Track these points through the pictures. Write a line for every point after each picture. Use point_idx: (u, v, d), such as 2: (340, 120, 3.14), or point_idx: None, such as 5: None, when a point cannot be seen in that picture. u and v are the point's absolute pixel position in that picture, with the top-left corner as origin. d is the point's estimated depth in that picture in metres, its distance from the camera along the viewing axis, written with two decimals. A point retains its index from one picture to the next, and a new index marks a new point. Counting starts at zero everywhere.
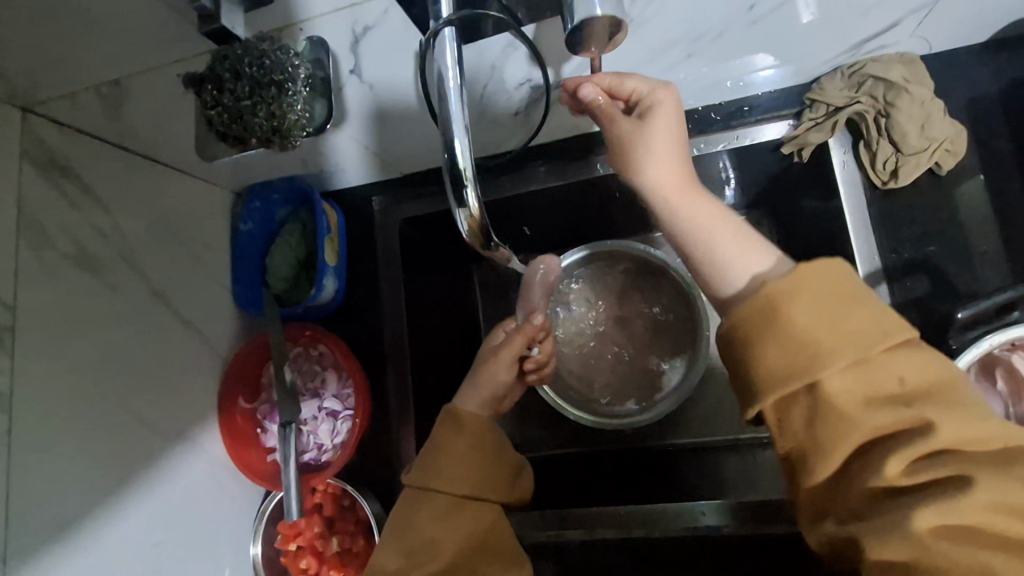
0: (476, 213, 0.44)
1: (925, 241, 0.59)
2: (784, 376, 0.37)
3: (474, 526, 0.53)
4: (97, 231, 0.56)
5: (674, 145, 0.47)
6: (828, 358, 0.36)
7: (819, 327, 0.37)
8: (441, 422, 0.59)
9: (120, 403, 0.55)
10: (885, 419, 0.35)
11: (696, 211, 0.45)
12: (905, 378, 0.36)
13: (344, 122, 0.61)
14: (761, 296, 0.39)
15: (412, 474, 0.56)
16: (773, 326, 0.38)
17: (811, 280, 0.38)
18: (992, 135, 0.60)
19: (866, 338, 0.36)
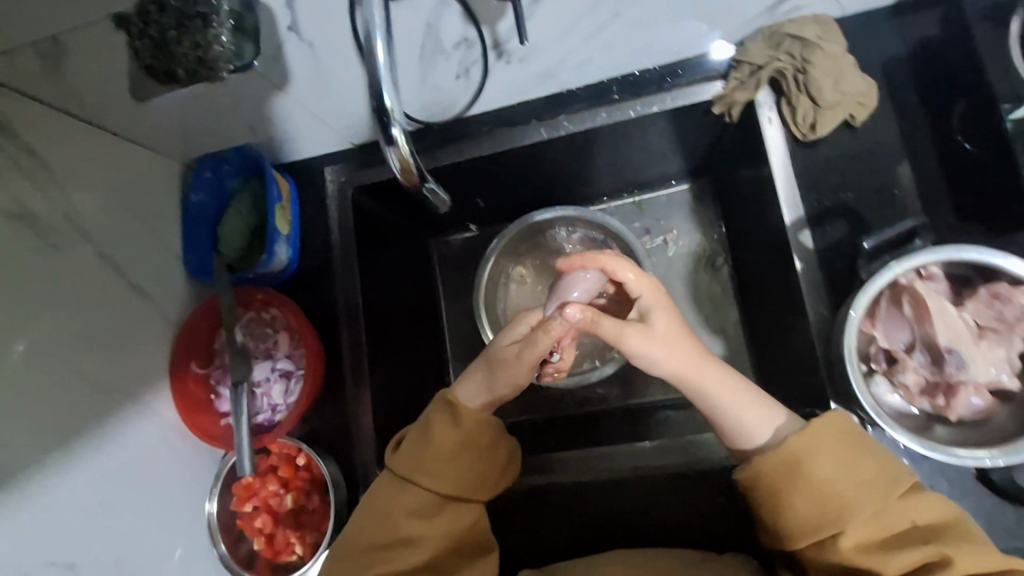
0: (404, 155, 0.48)
1: (843, 186, 0.63)
2: (815, 521, 0.51)
3: (450, 525, 0.60)
4: (41, 190, 0.56)
5: (679, 338, 0.58)
6: (849, 506, 0.51)
7: (839, 483, 0.52)
8: (436, 413, 0.63)
9: (66, 359, 0.56)
10: (905, 556, 0.48)
11: (718, 380, 0.57)
12: (917, 520, 0.50)
13: (288, 85, 0.63)
14: (787, 457, 0.53)
15: (399, 461, 0.62)
16: (803, 482, 0.52)
17: (828, 445, 0.53)
18: (900, 87, 0.64)
19: (877, 491, 0.51)
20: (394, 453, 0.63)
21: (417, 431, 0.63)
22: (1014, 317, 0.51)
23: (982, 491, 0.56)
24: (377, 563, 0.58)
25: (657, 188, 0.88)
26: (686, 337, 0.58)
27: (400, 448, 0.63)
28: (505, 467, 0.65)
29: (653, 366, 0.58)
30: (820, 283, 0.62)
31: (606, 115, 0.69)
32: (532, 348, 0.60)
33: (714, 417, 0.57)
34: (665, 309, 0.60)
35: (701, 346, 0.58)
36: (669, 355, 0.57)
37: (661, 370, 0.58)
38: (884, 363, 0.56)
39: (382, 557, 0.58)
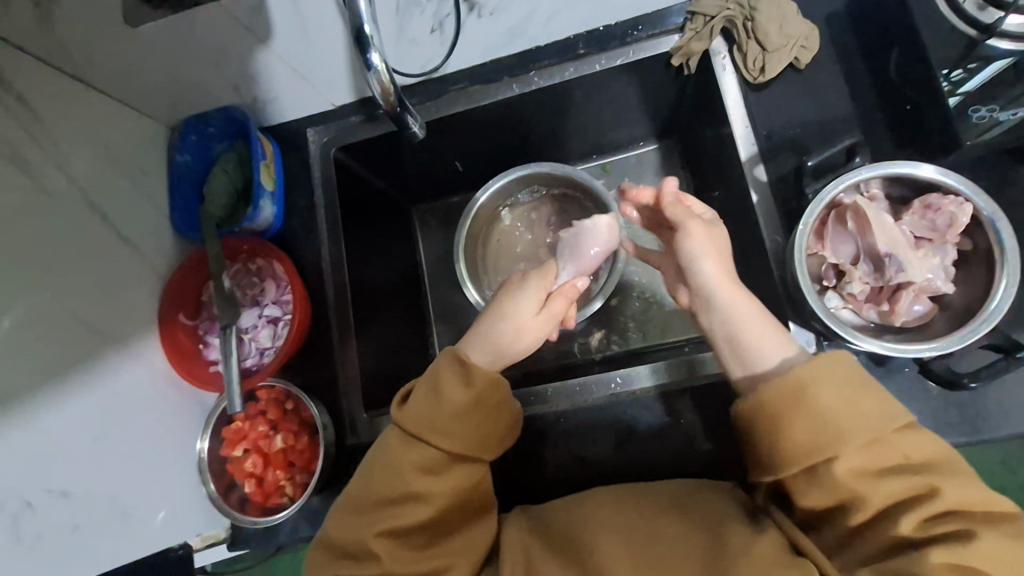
0: (384, 77, 0.55)
1: (794, 124, 0.68)
2: (809, 447, 0.50)
3: (457, 485, 0.57)
4: (35, 140, 0.56)
5: (722, 257, 0.62)
6: (848, 435, 0.49)
7: (839, 410, 0.50)
8: (446, 366, 0.59)
9: (63, 302, 0.57)
10: (896, 487, 0.48)
11: (745, 298, 0.59)
12: (911, 454, 0.49)
13: (271, 39, 0.68)
14: (788, 384, 0.51)
15: (410, 419, 0.57)
16: (800, 408, 0.51)
17: (826, 372, 0.51)
18: (839, 32, 0.69)
19: (878, 423, 0.49)
20: (403, 409, 0.58)
21: (424, 388, 0.59)
22: (945, 225, 0.56)
23: (927, 393, 0.60)
24: (384, 518, 0.55)
25: (627, 148, 0.92)
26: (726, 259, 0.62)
27: (408, 404, 0.58)
28: (511, 428, 0.61)
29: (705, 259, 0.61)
30: (775, 214, 0.67)
31: (573, 69, 0.74)
32: (550, 309, 0.63)
33: (743, 323, 0.58)
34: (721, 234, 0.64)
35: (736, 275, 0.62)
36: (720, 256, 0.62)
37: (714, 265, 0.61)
38: (834, 279, 0.60)
39: (386, 514, 0.55)
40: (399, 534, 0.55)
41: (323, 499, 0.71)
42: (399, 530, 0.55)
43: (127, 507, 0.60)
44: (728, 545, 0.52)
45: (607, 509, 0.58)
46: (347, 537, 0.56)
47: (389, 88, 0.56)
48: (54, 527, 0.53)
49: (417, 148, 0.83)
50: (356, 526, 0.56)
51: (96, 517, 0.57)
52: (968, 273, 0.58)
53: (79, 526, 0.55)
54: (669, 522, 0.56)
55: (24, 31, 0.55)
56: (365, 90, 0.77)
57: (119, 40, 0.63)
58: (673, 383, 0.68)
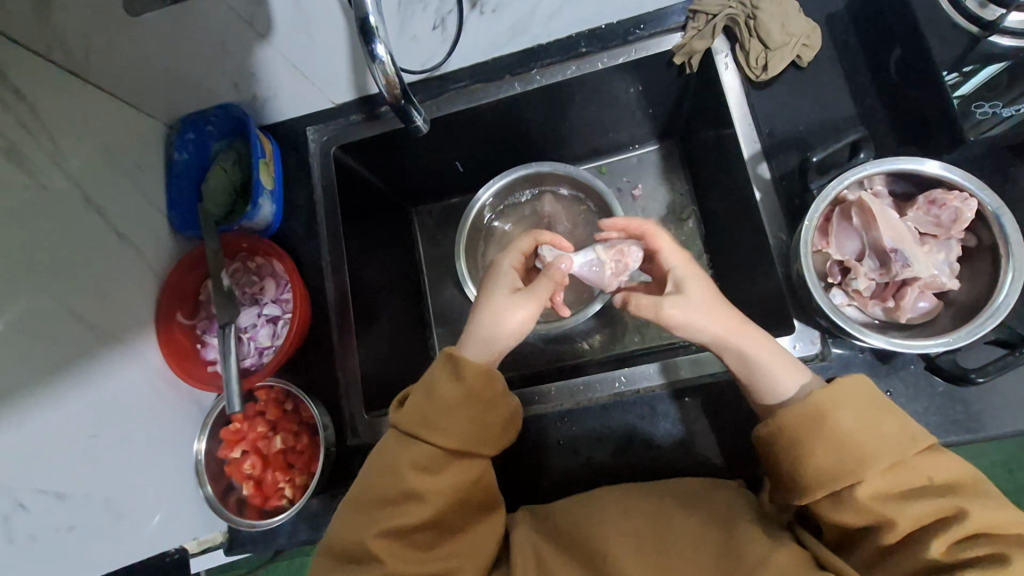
0: (389, 69, 0.55)
1: (797, 122, 0.68)
2: (831, 472, 0.50)
3: (457, 482, 0.56)
4: (32, 134, 0.55)
5: (711, 306, 0.58)
6: (870, 458, 0.49)
7: (861, 433, 0.50)
8: (439, 368, 0.58)
9: (59, 300, 0.56)
10: (923, 509, 0.48)
11: (755, 344, 0.56)
12: (934, 476, 0.49)
13: (272, 34, 0.67)
14: (808, 408, 0.52)
15: (404, 417, 0.57)
16: (824, 433, 0.51)
17: (846, 395, 0.52)
18: (840, 31, 0.69)
19: (902, 446, 0.50)
20: (400, 411, 0.58)
21: (418, 387, 0.58)
22: (950, 221, 0.56)
23: (932, 389, 0.60)
24: (385, 519, 0.54)
25: (627, 149, 0.92)
26: (717, 303, 0.58)
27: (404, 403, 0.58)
28: (511, 422, 0.60)
29: (699, 322, 0.57)
30: (778, 211, 0.67)
31: (576, 67, 0.74)
32: (502, 321, 0.59)
33: (754, 375, 0.56)
34: (696, 279, 0.60)
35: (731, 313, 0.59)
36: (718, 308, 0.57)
37: (711, 326, 0.57)
38: (839, 275, 0.60)
39: (387, 513, 0.54)
40: (401, 537, 0.54)
41: (322, 502, 0.69)
42: (403, 532, 0.54)
43: (123, 509, 0.59)
44: (745, 553, 0.51)
45: (632, 515, 0.56)
46: (350, 537, 0.55)
47: (395, 83, 0.57)
48: (49, 530, 0.52)
49: (417, 147, 0.82)
50: (358, 527, 0.55)
51: (93, 520, 0.56)
52: (972, 269, 0.58)
53: (73, 528, 0.54)
54: (688, 521, 0.55)
55: (22, 22, 0.54)
56: (366, 88, 0.77)
57: (119, 35, 0.62)
58: (669, 388, 0.68)
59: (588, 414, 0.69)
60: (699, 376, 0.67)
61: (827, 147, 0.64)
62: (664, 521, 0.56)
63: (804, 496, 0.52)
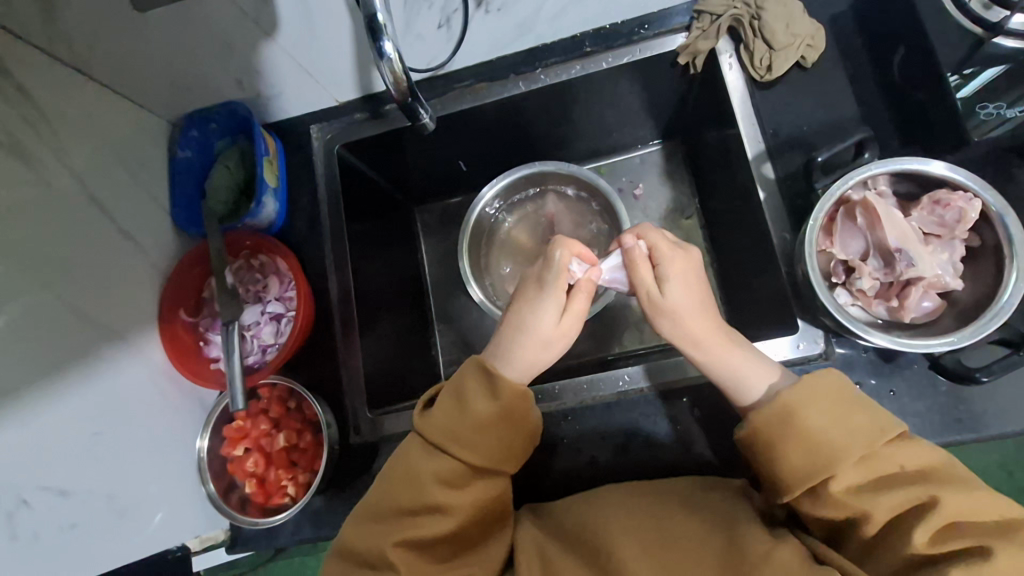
0: (397, 67, 0.55)
1: (800, 122, 0.68)
2: (804, 469, 0.50)
3: (480, 497, 0.56)
4: (36, 129, 0.55)
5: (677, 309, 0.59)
6: (840, 453, 0.49)
7: (830, 429, 0.51)
8: (474, 382, 0.57)
9: (63, 296, 0.55)
10: (896, 499, 0.48)
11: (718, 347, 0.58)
12: (906, 464, 0.49)
13: (276, 31, 0.67)
14: (773, 409, 0.52)
15: (434, 430, 0.56)
16: (794, 431, 0.51)
17: (810, 392, 0.52)
18: (844, 33, 0.69)
19: (871, 438, 0.50)
20: (427, 420, 0.57)
21: (449, 398, 0.58)
22: (954, 221, 0.57)
23: (935, 389, 0.60)
24: (404, 529, 0.54)
25: (629, 149, 0.92)
26: (685, 305, 0.59)
27: (432, 412, 0.57)
28: (535, 440, 0.60)
29: (674, 318, 0.59)
30: (782, 210, 0.67)
31: (580, 66, 0.74)
32: (541, 352, 0.60)
33: (716, 373, 0.58)
34: (668, 278, 0.60)
35: (704, 313, 0.59)
36: (692, 308, 0.59)
37: (680, 324, 0.59)
38: (843, 275, 0.61)
39: (406, 524, 0.54)
40: (417, 548, 0.54)
41: (324, 500, 0.69)
42: (418, 542, 0.54)
43: (126, 507, 0.59)
44: (749, 551, 0.51)
45: (615, 510, 0.57)
46: (365, 545, 0.55)
47: (402, 79, 0.57)
48: (51, 527, 0.52)
49: (421, 146, 0.82)
50: (375, 534, 0.55)
51: (94, 517, 0.56)
52: (976, 270, 0.58)
53: (77, 525, 0.54)
54: (682, 519, 0.55)
55: (26, 16, 0.54)
56: (371, 86, 0.77)
57: (124, 31, 0.62)
58: (656, 388, 0.68)
59: (581, 411, 0.70)
60: (682, 378, 0.68)
61: (830, 146, 0.64)
62: (647, 515, 0.56)
63: (782, 495, 0.52)
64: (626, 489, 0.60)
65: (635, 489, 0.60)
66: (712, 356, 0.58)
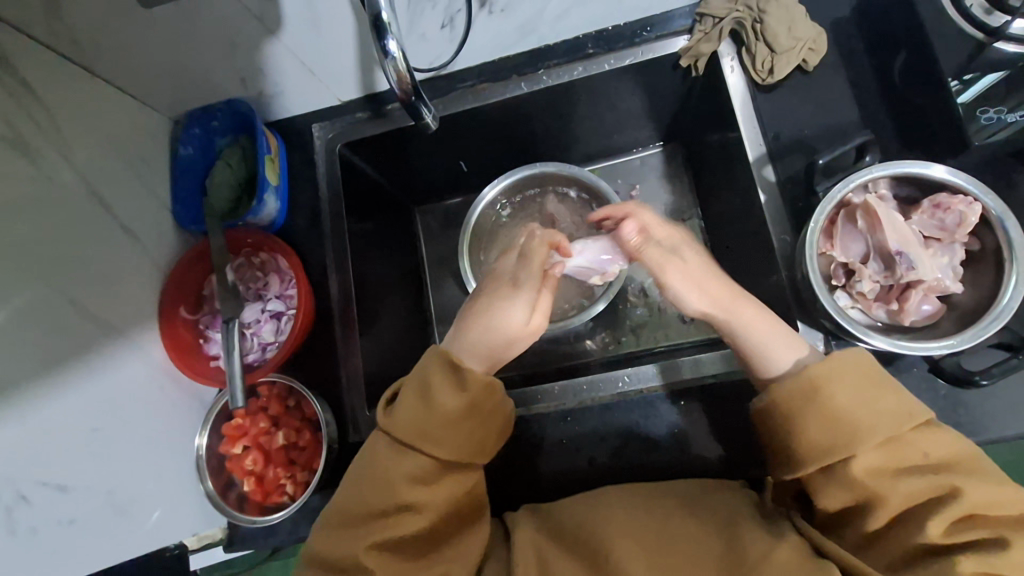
0: (401, 66, 0.55)
1: (802, 126, 0.68)
2: (825, 445, 0.50)
3: (454, 491, 0.56)
4: (37, 124, 0.54)
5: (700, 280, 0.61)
6: (865, 432, 0.49)
7: (857, 408, 0.50)
8: (436, 376, 0.57)
9: (62, 291, 0.55)
10: (916, 488, 0.48)
11: (751, 317, 0.58)
12: (929, 453, 0.49)
13: (282, 29, 0.67)
14: (801, 381, 0.52)
15: (400, 428, 0.56)
16: (819, 407, 0.51)
17: (840, 369, 0.52)
18: (846, 37, 0.70)
19: (897, 421, 0.49)
20: (393, 418, 0.57)
21: (413, 397, 0.57)
22: (954, 225, 0.57)
23: (935, 392, 0.60)
24: (379, 530, 0.54)
25: (629, 151, 0.93)
26: (706, 275, 0.61)
27: (397, 410, 0.57)
28: (503, 433, 0.60)
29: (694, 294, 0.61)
30: (782, 212, 0.67)
31: (583, 68, 0.74)
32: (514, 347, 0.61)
33: (748, 345, 0.57)
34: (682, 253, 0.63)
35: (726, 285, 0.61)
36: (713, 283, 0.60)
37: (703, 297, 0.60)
38: (843, 278, 0.61)
39: (378, 526, 0.54)
40: (392, 547, 0.53)
41: (322, 498, 0.69)
42: (394, 543, 0.53)
43: (124, 503, 0.59)
44: (748, 552, 0.51)
45: (620, 509, 0.57)
46: (337, 549, 0.54)
47: (406, 78, 0.57)
48: (50, 522, 0.52)
49: (422, 146, 0.82)
50: (349, 540, 0.54)
51: (94, 513, 0.56)
52: (976, 274, 0.59)
53: (75, 521, 0.54)
54: (683, 519, 0.55)
55: (30, 12, 0.54)
56: (373, 86, 0.77)
57: (127, 27, 0.62)
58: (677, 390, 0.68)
59: (594, 410, 0.69)
60: (700, 377, 0.67)
61: (833, 149, 0.64)
62: (647, 516, 0.56)
63: (797, 468, 0.52)
64: (624, 489, 0.60)
65: (628, 488, 0.60)
66: (743, 326, 0.57)
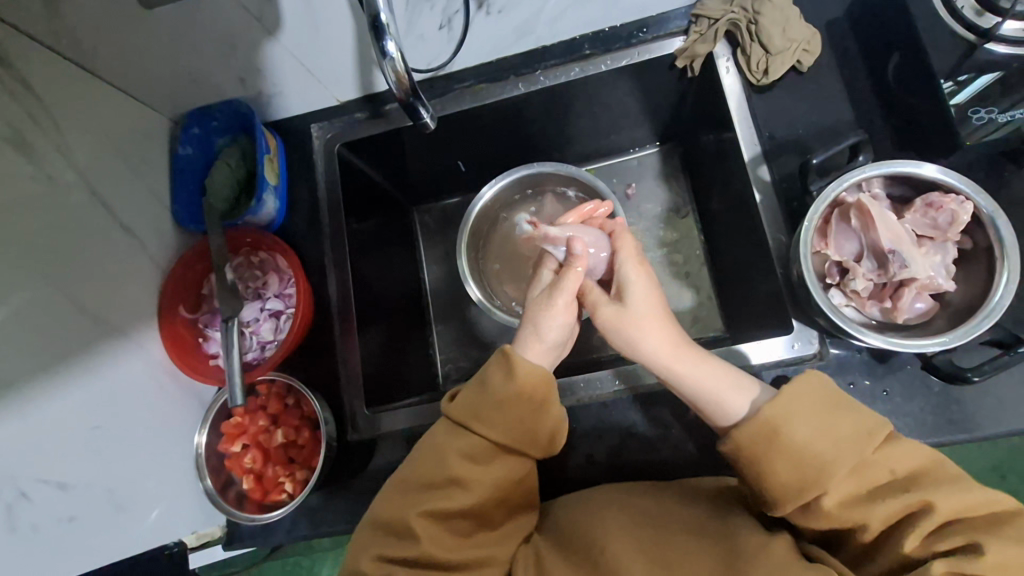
0: (399, 65, 0.56)
1: (797, 126, 0.69)
2: (795, 486, 0.50)
3: (500, 477, 0.56)
4: (38, 125, 0.55)
5: (650, 318, 0.58)
6: (828, 467, 0.49)
7: (812, 443, 0.50)
8: (495, 362, 0.58)
9: (61, 290, 0.55)
10: (890, 507, 0.48)
11: (701, 368, 0.57)
12: (896, 470, 0.50)
13: (281, 30, 0.68)
14: (757, 426, 0.52)
15: (458, 408, 0.58)
16: (775, 448, 0.51)
17: (791, 409, 0.52)
18: (840, 38, 0.70)
19: (857, 446, 0.50)
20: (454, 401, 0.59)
21: (473, 382, 0.59)
22: (946, 223, 0.58)
23: (928, 389, 0.61)
24: (429, 500, 0.55)
25: (626, 152, 0.93)
26: (660, 312, 0.59)
27: (460, 394, 0.59)
28: (556, 433, 0.59)
29: (633, 348, 0.59)
30: (778, 210, 0.68)
31: (579, 69, 0.75)
32: (541, 355, 0.60)
33: (702, 396, 0.56)
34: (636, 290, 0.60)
35: (676, 329, 0.59)
36: (652, 346, 0.57)
37: (643, 353, 0.58)
38: (838, 276, 0.61)
39: (429, 496, 0.55)
40: (443, 519, 0.54)
41: (321, 496, 0.69)
42: (442, 514, 0.54)
43: (124, 500, 0.59)
44: (743, 548, 0.51)
45: (605, 513, 0.57)
46: (391, 514, 0.55)
47: (405, 79, 0.58)
48: (49, 520, 0.52)
49: (419, 146, 0.83)
50: (401, 504, 0.55)
51: (92, 511, 0.56)
52: (968, 272, 0.59)
53: (74, 518, 0.54)
54: (671, 527, 0.55)
55: (31, 12, 0.54)
56: (372, 87, 0.78)
57: (127, 28, 0.63)
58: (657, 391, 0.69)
59: (592, 408, 0.70)
60: None
61: (827, 149, 0.65)
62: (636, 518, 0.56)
63: (772, 510, 0.52)
64: (608, 493, 0.60)
65: (612, 493, 0.60)
66: (695, 377, 0.56)
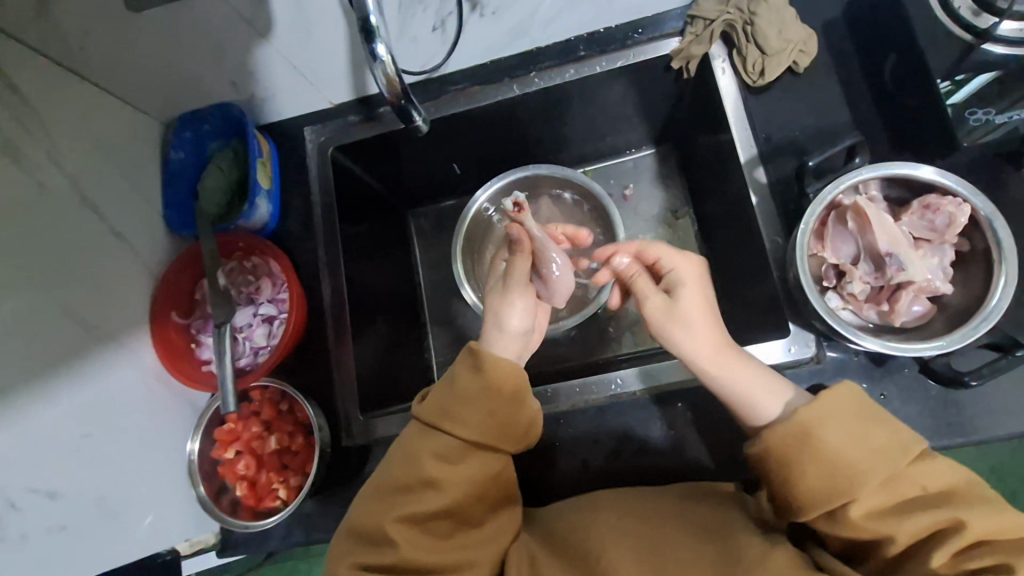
0: (389, 66, 0.55)
1: (793, 128, 0.68)
2: (824, 492, 0.50)
3: (478, 474, 0.56)
4: (26, 130, 0.54)
5: (703, 318, 0.59)
6: (858, 477, 0.49)
7: (846, 448, 0.50)
8: (461, 359, 0.58)
9: (50, 297, 0.55)
10: (921, 523, 0.47)
11: (735, 366, 0.56)
12: (928, 485, 0.49)
13: (273, 34, 0.68)
14: (792, 425, 0.51)
15: (428, 409, 0.57)
16: (808, 450, 0.50)
17: (828, 412, 0.51)
18: (836, 39, 0.70)
19: (892, 456, 0.49)
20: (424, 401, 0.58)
21: (441, 381, 0.59)
22: (944, 225, 0.57)
23: (926, 393, 0.61)
24: (405, 504, 0.54)
25: (623, 153, 0.93)
26: (708, 314, 0.59)
27: (430, 393, 0.59)
28: (532, 425, 0.59)
29: (672, 341, 0.59)
30: (774, 213, 0.67)
31: (574, 71, 0.74)
32: (505, 346, 0.62)
33: (733, 396, 0.56)
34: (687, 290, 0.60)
35: (723, 334, 0.59)
36: (695, 345, 0.58)
37: (681, 347, 0.59)
38: (835, 279, 0.61)
39: (405, 500, 0.54)
40: (421, 524, 0.54)
41: (315, 503, 0.69)
42: (420, 517, 0.54)
43: (116, 508, 0.59)
44: (743, 556, 0.50)
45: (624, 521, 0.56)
46: (370, 522, 0.55)
47: (396, 83, 0.57)
48: (39, 531, 0.51)
49: (414, 149, 0.82)
50: (378, 510, 0.55)
51: (84, 520, 0.55)
52: (966, 275, 0.59)
53: (65, 528, 0.53)
54: (681, 535, 0.54)
55: (18, 16, 0.54)
56: (364, 90, 0.77)
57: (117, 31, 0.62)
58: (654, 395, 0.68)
59: (590, 412, 0.69)
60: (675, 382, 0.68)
61: (823, 150, 0.65)
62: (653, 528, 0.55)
63: (796, 513, 0.52)
64: (626, 497, 0.59)
65: (633, 498, 0.59)
66: (727, 377, 0.56)
